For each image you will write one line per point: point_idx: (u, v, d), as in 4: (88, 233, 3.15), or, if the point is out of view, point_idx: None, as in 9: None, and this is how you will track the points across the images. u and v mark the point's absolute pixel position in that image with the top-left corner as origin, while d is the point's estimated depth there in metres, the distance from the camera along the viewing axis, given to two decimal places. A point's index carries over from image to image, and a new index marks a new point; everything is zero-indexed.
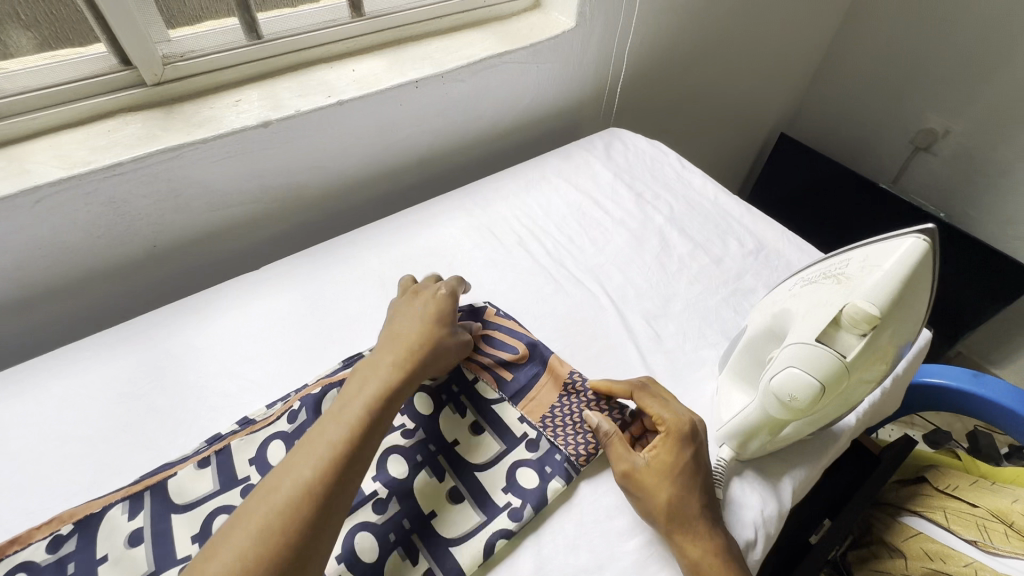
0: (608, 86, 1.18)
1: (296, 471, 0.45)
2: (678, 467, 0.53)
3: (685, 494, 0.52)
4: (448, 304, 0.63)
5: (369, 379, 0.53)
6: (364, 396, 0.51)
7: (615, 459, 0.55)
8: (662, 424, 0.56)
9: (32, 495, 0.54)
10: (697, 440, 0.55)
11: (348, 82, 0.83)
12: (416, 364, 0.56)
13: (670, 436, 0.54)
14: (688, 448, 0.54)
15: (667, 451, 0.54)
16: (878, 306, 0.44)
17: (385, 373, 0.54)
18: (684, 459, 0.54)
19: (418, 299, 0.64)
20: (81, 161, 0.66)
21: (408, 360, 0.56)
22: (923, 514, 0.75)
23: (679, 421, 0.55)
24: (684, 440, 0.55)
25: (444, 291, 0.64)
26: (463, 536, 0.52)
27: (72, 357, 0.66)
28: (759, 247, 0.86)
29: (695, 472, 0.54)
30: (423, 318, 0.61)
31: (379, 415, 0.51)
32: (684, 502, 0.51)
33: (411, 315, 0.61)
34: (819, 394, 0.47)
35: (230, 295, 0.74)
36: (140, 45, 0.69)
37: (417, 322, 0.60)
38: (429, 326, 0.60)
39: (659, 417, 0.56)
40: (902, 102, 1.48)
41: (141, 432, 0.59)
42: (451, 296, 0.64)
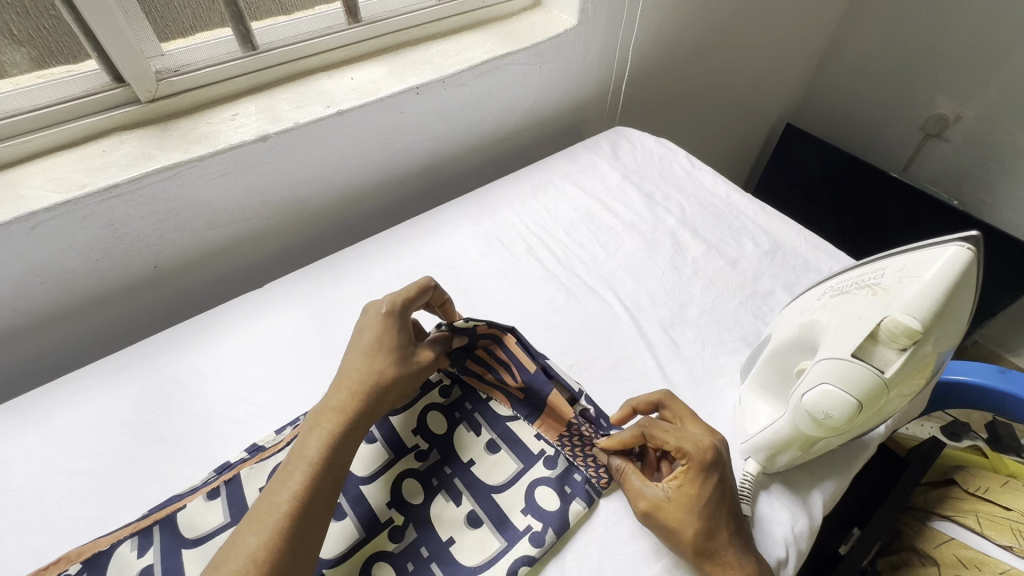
0: (612, 84, 1.15)
1: (241, 542, 0.42)
2: (703, 498, 0.49)
3: (714, 527, 0.49)
4: (391, 326, 0.57)
5: (312, 428, 0.50)
6: (310, 447, 0.48)
7: (634, 496, 0.52)
8: (682, 452, 0.51)
9: (39, 533, 0.53)
10: (721, 465, 0.51)
11: (347, 90, 0.81)
12: (360, 403, 0.52)
13: (692, 468, 0.50)
14: (712, 477, 0.50)
15: (690, 483, 0.50)
16: (920, 319, 0.42)
17: (332, 419, 0.50)
18: (709, 489, 0.50)
19: (363, 324, 0.59)
20: (76, 184, 0.64)
21: (350, 400, 0.52)
22: (954, 519, 0.72)
23: (701, 448, 0.50)
24: (708, 468, 0.50)
25: (385, 309, 0.58)
26: (484, 563, 0.50)
27: (75, 386, 0.64)
28: (775, 247, 0.83)
29: (721, 500, 0.50)
30: (366, 349, 0.55)
31: (329, 463, 0.48)
32: (712, 535, 0.49)
33: (354, 346, 0.56)
34: (855, 411, 0.45)
35: (233, 315, 0.72)
36: (132, 62, 0.67)
37: (359, 354, 0.55)
38: (371, 357, 0.55)
39: (677, 446, 0.51)
40: (913, 88, 1.44)
41: (148, 463, 0.58)
42: (394, 313, 0.58)
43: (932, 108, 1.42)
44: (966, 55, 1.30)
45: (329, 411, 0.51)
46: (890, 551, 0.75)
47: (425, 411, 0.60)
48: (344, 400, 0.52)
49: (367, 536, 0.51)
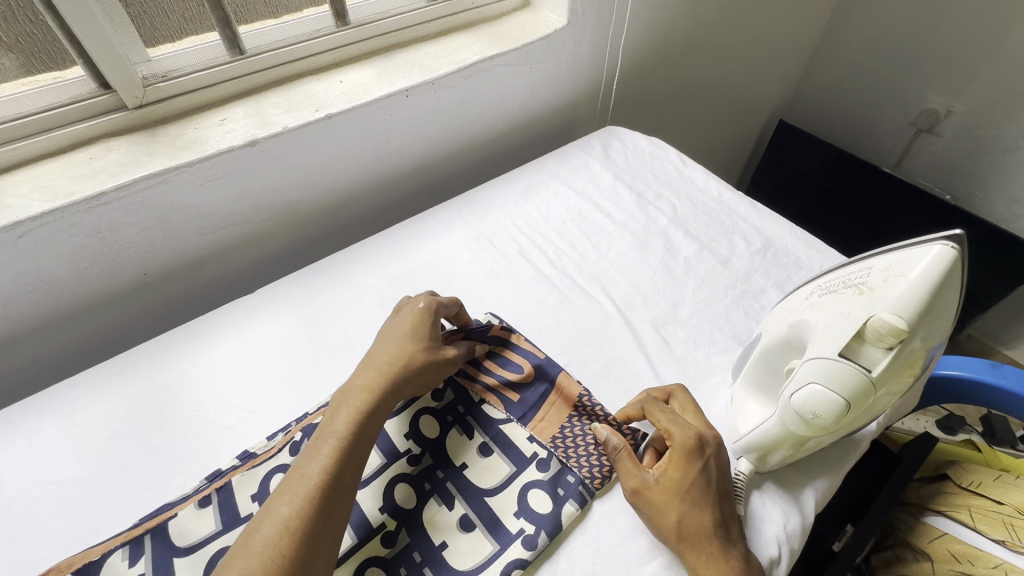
0: (603, 83, 1.15)
1: (274, 509, 0.44)
2: (687, 483, 0.51)
3: (697, 511, 0.50)
4: (425, 320, 0.61)
5: (343, 405, 0.52)
6: (341, 422, 0.51)
7: (625, 474, 0.53)
8: (669, 437, 0.54)
9: (29, 544, 0.52)
10: (705, 452, 0.53)
11: (336, 94, 0.80)
12: (389, 384, 0.54)
13: (676, 451, 0.52)
14: (696, 462, 0.52)
15: (675, 466, 0.52)
16: (906, 319, 0.42)
17: (362, 397, 0.53)
18: (692, 473, 0.52)
19: (396, 319, 0.63)
20: (63, 192, 0.64)
21: (378, 382, 0.54)
22: (947, 513, 0.73)
23: (686, 433, 0.53)
24: (693, 454, 0.52)
25: (421, 306, 0.62)
26: (476, 567, 0.50)
27: (65, 395, 0.64)
28: (767, 245, 0.83)
29: (706, 487, 0.51)
30: (401, 338, 0.59)
31: (360, 436, 0.50)
32: (695, 520, 0.49)
33: (389, 336, 0.60)
34: (843, 410, 0.45)
35: (225, 321, 0.72)
36: (118, 67, 0.67)
37: (393, 342, 0.59)
38: (402, 345, 0.58)
39: (666, 430, 0.54)
40: (903, 84, 1.45)
41: (139, 472, 0.58)
42: (428, 309, 0.62)
43: (924, 103, 1.42)
44: (956, 49, 1.30)
45: (360, 390, 0.54)
46: (885, 547, 0.77)
47: (417, 416, 0.59)
48: (376, 382, 0.54)
49: (359, 542, 0.51)
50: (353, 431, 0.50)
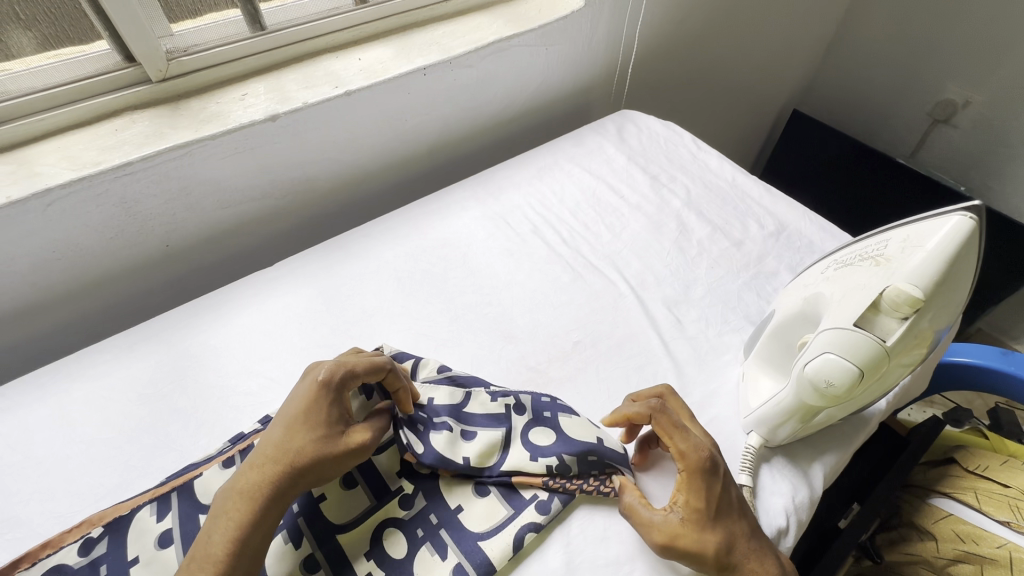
0: (618, 67, 1.15)
1: None
2: (712, 510, 0.48)
3: (729, 535, 0.48)
4: (322, 397, 0.50)
5: (220, 516, 0.45)
6: (216, 543, 0.44)
7: (650, 530, 0.49)
8: (683, 462, 0.50)
9: (61, 498, 0.55)
10: (718, 469, 0.49)
11: (356, 71, 0.81)
12: (275, 487, 0.46)
13: (693, 478, 0.49)
14: (715, 484, 0.49)
15: (696, 495, 0.49)
16: (922, 288, 0.43)
17: (241, 508, 0.45)
18: (715, 499, 0.48)
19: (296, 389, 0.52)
20: (90, 162, 0.66)
21: (260, 485, 0.46)
22: (953, 495, 0.73)
23: (699, 456, 0.49)
24: (710, 476, 0.49)
25: (320, 376, 0.50)
26: (491, 529, 0.51)
27: (93, 359, 0.66)
28: (780, 229, 0.83)
29: (729, 506, 0.49)
30: (289, 424, 0.49)
31: (240, 558, 0.44)
32: (729, 545, 0.48)
33: (279, 417, 0.50)
34: (856, 379, 0.46)
35: (247, 292, 0.73)
36: (143, 41, 0.68)
37: (279, 429, 0.49)
38: (293, 432, 0.48)
39: (677, 454, 0.50)
40: (920, 74, 1.44)
41: (165, 433, 0.59)
42: (325, 382, 0.50)
43: (941, 93, 1.41)
44: (975, 38, 1.29)
45: (238, 496, 0.46)
46: (890, 526, 0.77)
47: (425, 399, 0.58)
48: (256, 484, 0.46)
49: (377, 503, 0.52)
50: (228, 553, 0.43)
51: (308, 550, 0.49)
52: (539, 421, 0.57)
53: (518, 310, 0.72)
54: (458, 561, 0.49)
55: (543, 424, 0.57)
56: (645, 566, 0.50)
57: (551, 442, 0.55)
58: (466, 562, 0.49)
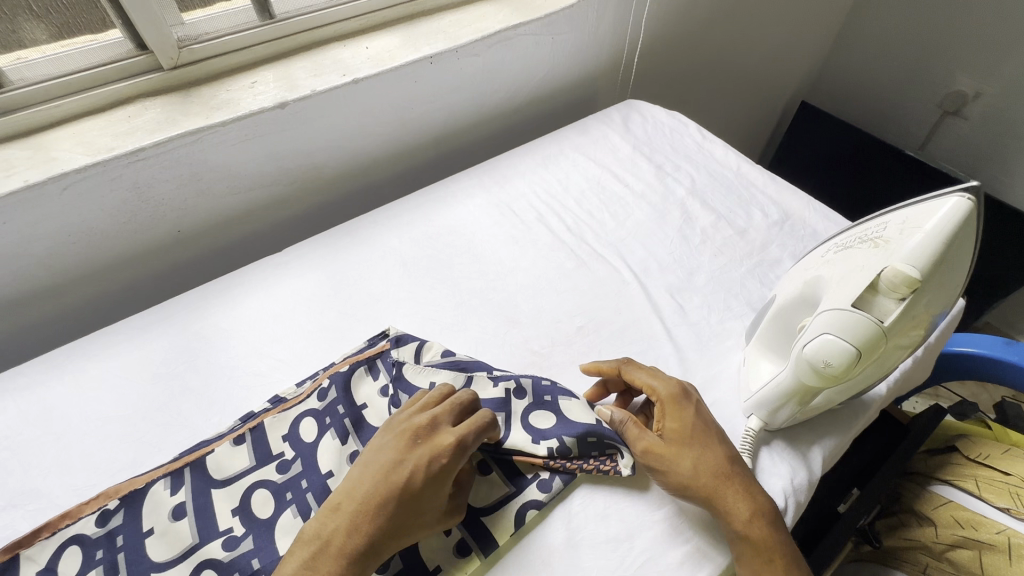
0: (625, 56, 1.15)
1: None
2: (687, 429, 0.53)
3: (708, 455, 0.52)
4: (441, 477, 0.47)
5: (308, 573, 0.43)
6: None
7: (633, 435, 0.54)
8: (654, 393, 0.56)
9: (78, 472, 0.56)
10: (689, 397, 0.56)
11: (363, 59, 0.82)
12: (372, 555, 0.44)
13: (666, 402, 0.55)
14: (687, 408, 0.55)
15: (673, 417, 0.54)
16: (919, 269, 0.43)
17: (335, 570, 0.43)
18: (689, 420, 0.54)
19: (407, 454, 0.48)
20: (104, 148, 0.67)
21: (359, 550, 0.44)
22: (954, 482, 0.74)
23: (668, 386, 0.56)
24: (680, 401, 0.55)
25: (446, 457, 0.47)
26: (495, 506, 0.52)
27: (107, 340, 0.68)
28: (784, 218, 0.84)
29: (707, 429, 0.54)
30: (400, 499, 0.46)
31: None
32: (709, 464, 0.51)
33: (388, 487, 0.46)
34: (855, 359, 0.46)
35: (257, 276, 0.75)
36: (155, 29, 0.69)
37: (387, 500, 0.46)
38: (404, 506, 0.46)
39: (649, 387, 0.57)
40: (931, 65, 1.42)
41: (177, 412, 0.61)
42: (450, 464, 0.48)
43: (951, 84, 1.40)
44: (987, 29, 1.27)
45: (334, 557, 0.43)
46: (890, 513, 0.78)
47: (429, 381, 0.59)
48: (354, 550, 0.44)
49: None
50: None
51: None
52: (539, 404, 0.58)
53: (522, 295, 0.73)
54: (463, 536, 0.50)
55: (541, 407, 0.57)
56: (645, 542, 0.51)
57: (550, 424, 0.56)
58: (471, 537, 0.50)
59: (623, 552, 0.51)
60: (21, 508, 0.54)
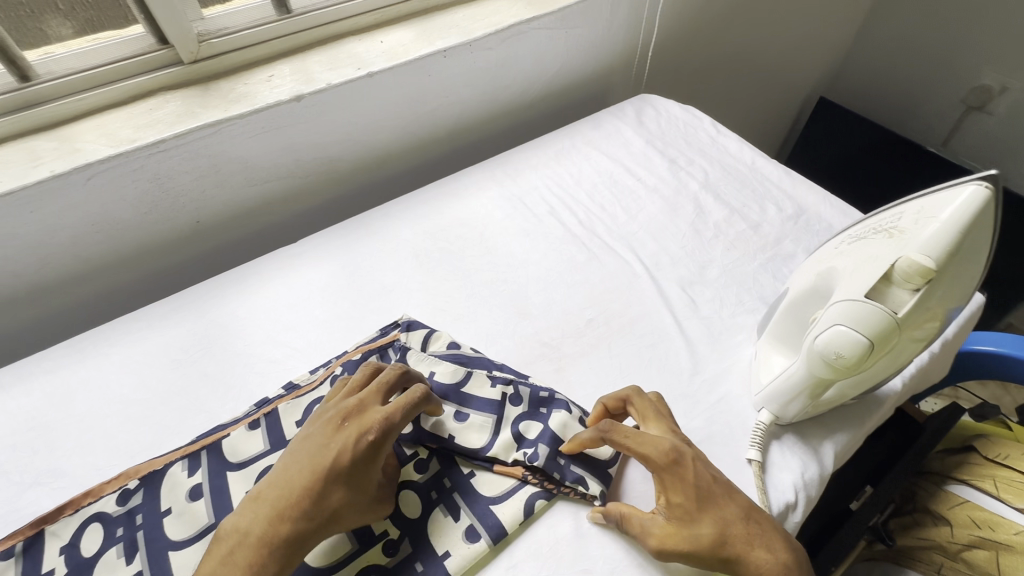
0: (639, 50, 1.15)
1: None
2: (695, 501, 0.48)
3: (724, 526, 0.47)
4: (368, 457, 0.48)
5: (232, 557, 0.44)
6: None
7: (642, 534, 0.48)
8: (651, 464, 0.49)
9: (100, 453, 0.58)
10: (687, 456, 0.49)
11: (378, 53, 0.83)
12: (300, 537, 0.45)
13: (666, 473, 0.49)
14: (689, 475, 0.48)
15: (675, 488, 0.48)
16: (934, 259, 0.43)
17: (261, 553, 0.44)
18: (693, 489, 0.48)
19: (333, 437, 0.48)
20: (127, 139, 0.69)
21: (284, 532, 0.45)
22: (970, 482, 0.73)
23: (662, 452, 0.49)
24: (677, 469, 0.49)
25: (370, 437, 0.48)
26: (504, 494, 0.53)
27: (127, 326, 0.69)
28: (799, 213, 0.83)
29: (714, 492, 0.48)
30: (327, 483, 0.46)
31: None
32: (729, 534, 0.47)
33: (314, 470, 0.46)
34: (867, 350, 0.46)
35: (273, 265, 0.76)
36: (176, 24, 0.71)
37: (313, 484, 0.46)
38: (330, 491, 0.46)
39: (642, 458, 0.50)
40: (954, 59, 1.39)
41: (195, 396, 0.63)
42: (376, 444, 0.48)
43: (976, 79, 1.36)
44: (1013, 21, 1.24)
45: (258, 540, 0.44)
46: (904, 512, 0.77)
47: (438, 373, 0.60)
48: (279, 534, 0.44)
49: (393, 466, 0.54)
50: None
51: None
52: (532, 414, 0.58)
53: (533, 288, 0.73)
54: (471, 523, 0.51)
55: (533, 418, 0.57)
56: None
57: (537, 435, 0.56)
58: (479, 524, 0.51)
59: (631, 541, 0.51)
60: (45, 487, 0.56)
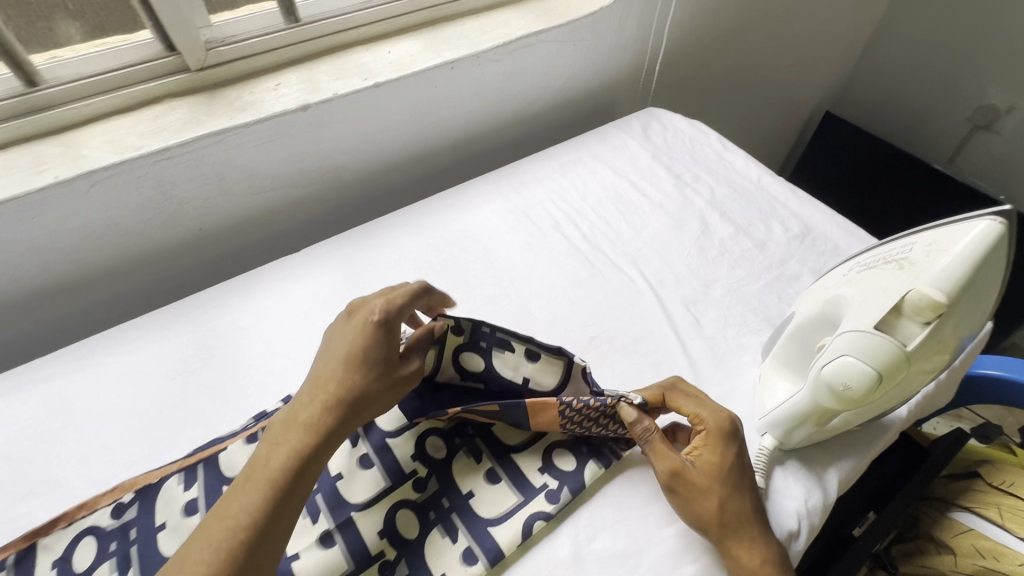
0: (646, 64, 1.14)
1: (200, 546, 0.39)
2: (725, 466, 0.51)
3: (734, 498, 0.51)
4: (379, 333, 0.51)
5: (275, 441, 0.45)
6: (275, 460, 0.43)
7: (659, 456, 0.52)
8: (701, 423, 0.53)
9: (96, 464, 0.58)
10: (737, 434, 0.54)
11: (385, 64, 0.83)
12: (334, 414, 0.46)
13: (712, 435, 0.52)
14: (731, 446, 0.52)
15: (711, 448, 0.52)
16: (945, 293, 0.42)
17: (303, 432, 0.45)
18: (729, 461, 0.52)
19: (343, 329, 0.52)
20: (132, 146, 0.69)
21: (320, 415, 0.46)
22: (974, 509, 0.72)
23: (719, 418, 0.53)
24: (726, 438, 0.53)
25: (374, 317, 0.51)
26: (502, 515, 0.52)
27: (127, 334, 0.69)
28: (805, 232, 0.82)
29: (743, 470, 0.52)
30: (348, 360, 0.49)
31: (302, 476, 0.43)
32: (734, 506, 0.50)
33: (335, 355, 0.50)
34: (874, 382, 0.45)
35: (274, 275, 0.76)
36: (184, 31, 0.71)
37: (337, 364, 0.49)
38: (353, 366, 0.49)
39: (695, 416, 0.54)
40: (961, 77, 1.39)
41: (193, 408, 0.62)
42: (383, 322, 0.51)
43: (983, 98, 1.36)
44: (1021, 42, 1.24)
45: (298, 427, 0.45)
46: (907, 538, 0.76)
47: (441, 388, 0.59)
48: (315, 416, 0.46)
49: (391, 485, 0.53)
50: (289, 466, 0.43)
51: (326, 525, 0.51)
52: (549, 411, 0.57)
53: (536, 303, 0.73)
54: (468, 545, 0.50)
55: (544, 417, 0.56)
56: (652, 559, 0.51)
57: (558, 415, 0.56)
58: (476, 547, 0.50)
59: (631, 568, 0.50)
60: (39, 498, 0.55)
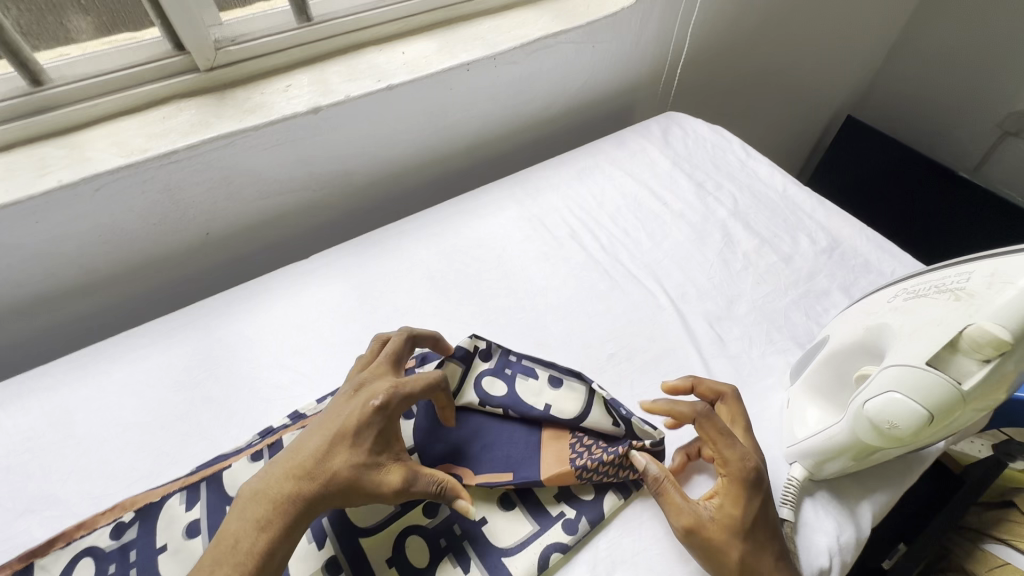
0: (667, 66, 1.11)
1: None
2: (747, 520, 0.48)
3: (756, 555, 0.47)
4: (377, 420, 0.48)
5: (255, 507, 0.44)
6: (254, 531, 0.43)
7: (673, 510, 0.48)
8: (725, 467, 0.49)
9: (96, 480, 0.56)
10: (761, 483, 0.50)
11: (399, 64, 0.80)
12: (317, 496, 0.45)
13: (734, 483, 0.49)
14: (754, 498, 0.49)
15: (732, 500, 0.48)
16: (1009, 330, 0.40)
17: (284, 506, 0.44)
18: (752, 512, 0.48)
19: (345, 402, 0.49)
20: (138, 149, 0.67)
21: (302, 492, 0.45)
22: (1010, 543, 0.68)
23: (743, 466, 0.49)
24: (750, 488, 0.49)
25: (376, 401, 0.48)
26: (517, 545, 0.50)
27: (131, 343, 0.67)
28: (833, 245, 0.79)
29: (766, 523, 0.49)
30: (343, 442, 0.47)
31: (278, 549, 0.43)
32: (756, 562, 0.47)
33: (330, 432, 0.47)
34: (923, 421, 0.43)
35: (282, 282, 0.74)
36: (193, 30, 0.68)
37: (329, 443, 0.47)
38: (345, 451, 0.46)
39: (721, 459, 0.50)
40: (991, 83, 1.34)
41: (197, 422, 0.60)
42: (384, 406, 0.48)
43: (1014, 104, 1.31)
44: None
45: (278, 498, 0.44)
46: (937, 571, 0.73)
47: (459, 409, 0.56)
48: (298, 493, 0.45)
49: (400, 509, 0.51)
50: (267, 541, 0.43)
51: (331, 552, 0.48)
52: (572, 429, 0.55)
53: (552, 317, 0.70)
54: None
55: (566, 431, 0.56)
56: None
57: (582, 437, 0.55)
58: None
59: None
60: (38, 514, 0.53)
